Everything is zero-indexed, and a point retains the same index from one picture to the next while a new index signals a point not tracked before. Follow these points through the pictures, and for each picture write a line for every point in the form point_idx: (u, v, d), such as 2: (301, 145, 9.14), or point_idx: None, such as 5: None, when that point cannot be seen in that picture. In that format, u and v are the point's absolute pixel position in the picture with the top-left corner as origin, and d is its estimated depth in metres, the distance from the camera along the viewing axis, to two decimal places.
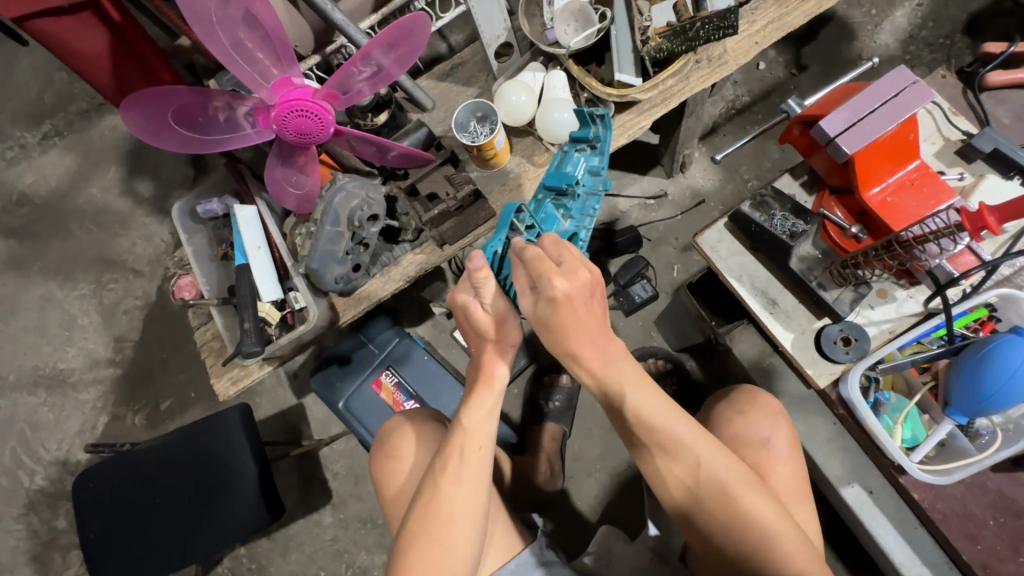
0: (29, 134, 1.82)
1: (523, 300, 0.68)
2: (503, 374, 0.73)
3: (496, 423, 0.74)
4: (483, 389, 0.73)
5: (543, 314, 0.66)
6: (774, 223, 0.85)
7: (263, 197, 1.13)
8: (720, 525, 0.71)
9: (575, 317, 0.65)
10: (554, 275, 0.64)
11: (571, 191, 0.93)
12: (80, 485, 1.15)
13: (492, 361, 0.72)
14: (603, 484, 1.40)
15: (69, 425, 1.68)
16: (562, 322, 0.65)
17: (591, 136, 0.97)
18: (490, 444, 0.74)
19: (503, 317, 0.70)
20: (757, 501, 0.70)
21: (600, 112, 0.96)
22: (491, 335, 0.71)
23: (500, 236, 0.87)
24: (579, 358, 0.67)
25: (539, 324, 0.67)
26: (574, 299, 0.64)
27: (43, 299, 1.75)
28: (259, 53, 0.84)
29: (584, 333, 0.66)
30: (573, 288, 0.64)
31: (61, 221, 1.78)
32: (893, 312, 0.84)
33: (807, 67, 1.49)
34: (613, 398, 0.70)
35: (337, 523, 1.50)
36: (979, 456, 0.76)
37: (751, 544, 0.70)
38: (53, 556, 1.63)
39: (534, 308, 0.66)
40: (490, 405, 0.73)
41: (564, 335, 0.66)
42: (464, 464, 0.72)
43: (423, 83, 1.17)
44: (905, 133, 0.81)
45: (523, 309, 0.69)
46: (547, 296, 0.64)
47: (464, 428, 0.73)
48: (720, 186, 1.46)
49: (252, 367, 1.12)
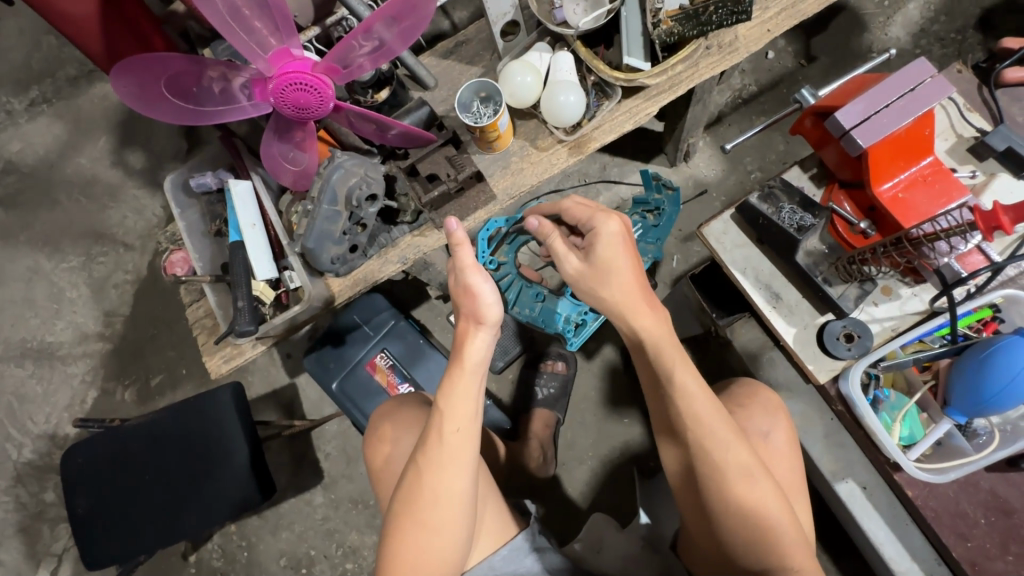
0: (15, 100, 1.76)
1: (570, 257, 0.72)
2: (476, 352, 0.70)
3: (478, 405, 0.71)
4: (457, 370, 0.70)
5: (594, 255, 0.70)
6: (782, 216, 0.83)
7: (259, 172, 1.10)
8: (716, 507, 0.70)
9: (625, 254, 0.70)
10: (605, 216, 0.71)
11: None
12: (68, 461, 1.14)
13: (464, 337, 0.70)
14: (594, 471, 1.41)
15: (58, 398, 1.67)
16: (616, 257, 0.69)
17: (652, 201, 1.12)
18: (470, 425, 0.71)
19: (481, 295, 0.67)
20: (751, 489, 0.69)
21: (668, 185, 1.09)
22: (464, 309, 0.69)
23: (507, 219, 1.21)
24: (634, 307, 0.69)
25: (592, 272, 0.70)
26: (624, 235, 0.70)
27: (30, 271, 1.72)
28: (256, 22, 0.81)
29: (632, 272, 0.70)
30: (623, 228, 0.71)
31: (49, 191, 1.74)
32: (896, 309, 0.83)
33: (816, 58, 1.47)
34: (654, 365, 0.70)
35: (328, 503, 1.50)
36: (977, 456, 0.76)
37: (743, 532, 0.69)
38: (41, 529, 1.63)
39: (587, 252, 0.71)
40: (467, 385, 0.70)
41: (625, 273, 0.69)
42: (443, 448, 0.70)
43: (425, 60, 1.14)
44: (920, 128, 0.79)
45: (570, 266, 0.72)
46: (598, 236, 0.70)
47: (441, 410, 0.70)
48: (723, 176, 1.45)
49: (245, 347, 1.11)
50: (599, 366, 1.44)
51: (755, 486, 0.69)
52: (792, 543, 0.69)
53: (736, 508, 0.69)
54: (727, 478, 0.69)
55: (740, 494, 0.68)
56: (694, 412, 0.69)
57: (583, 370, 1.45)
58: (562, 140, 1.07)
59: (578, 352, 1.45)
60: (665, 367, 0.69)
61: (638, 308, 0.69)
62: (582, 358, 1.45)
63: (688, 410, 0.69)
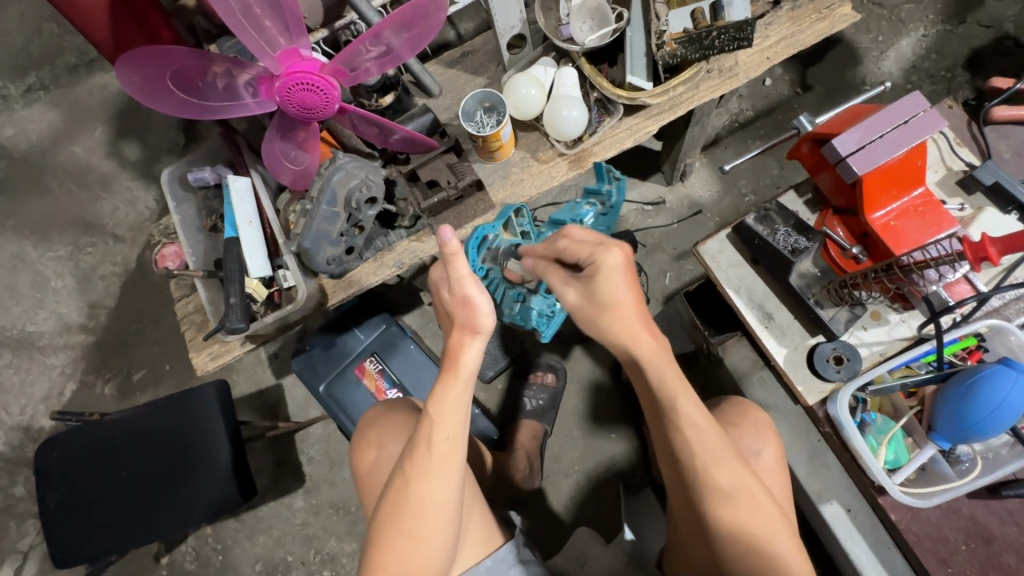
0: (11, 85, 1.74)
1: (569, 290, 0.73)
2: (470, 360, 0.70)
3: (468, 414, 0.71)
4: (449, 377, 0.70)
5: (595, 289, 0.70)
6: (777, 238, 0.85)
7: (258, 169, 1.10)
8: (716, 532, 0.70)
9: (625, 286, 0.68)
10: (602, 247, 0.69)
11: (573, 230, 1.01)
12: (43, 453, 1.11)
13: (459, 344, 0.69)
14: (579, 485, 1.40)
15: (35, 390, 1.63)
16: (617, 294, 0.68)
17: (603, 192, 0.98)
18: (460, 434, 0.71)
19: (477, 304, 0.67)
20: (750, 514, 0.69)
21: (615, 174, 0.97)
22: (459, 318, 0.69)
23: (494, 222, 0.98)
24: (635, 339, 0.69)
25: (593, 304, 0.70)
26: (626, 269, 0.69)
27: (15, 258, 1.69)
28: (267, 20, 0.81)
29: (635, 305, 0.69)
30: (624, 259, 0.69)
31: (39, 178, 1.72)
32: (885, 334, 0.85)
33: (812, 87, 1.51)
34: (661, 401, 0.70)
35: (308, 508, 1.47)
36: (960, 482, 0.78)
37: (737, 556, 0.69)
38: (7, 524, 1.58)
39: (588, 286, 0.70)
40: (458, 394, 0.70)
41: (620, 310, 0.68)
42: (431, 455, 0.70)
43: (430, 68, 1.15)
44: (913, 160, 0.81)
45: (570, 298, 0.73)
46: (597, 269, 0.69)
47: (432, 418, 0.69)
48: (718, 198, 1.47)
49: (233, 345, 1.09)
50: (589, 379, 1.45)
51: (748, 508, 0.69)
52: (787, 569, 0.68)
53: (737, 533, 0.69)
54: (724, 500, 0.69)
55: (739, 519, 0.68)
56: (703, 443, 0.69)
57: (572, 382, 1.45)
58: (562, 154, 1.09)
59: (568, 364, 1.46)
60: (670, 401, 0.69)
61: (643, 347, 0.69)
62: (572, 371, 1.45)
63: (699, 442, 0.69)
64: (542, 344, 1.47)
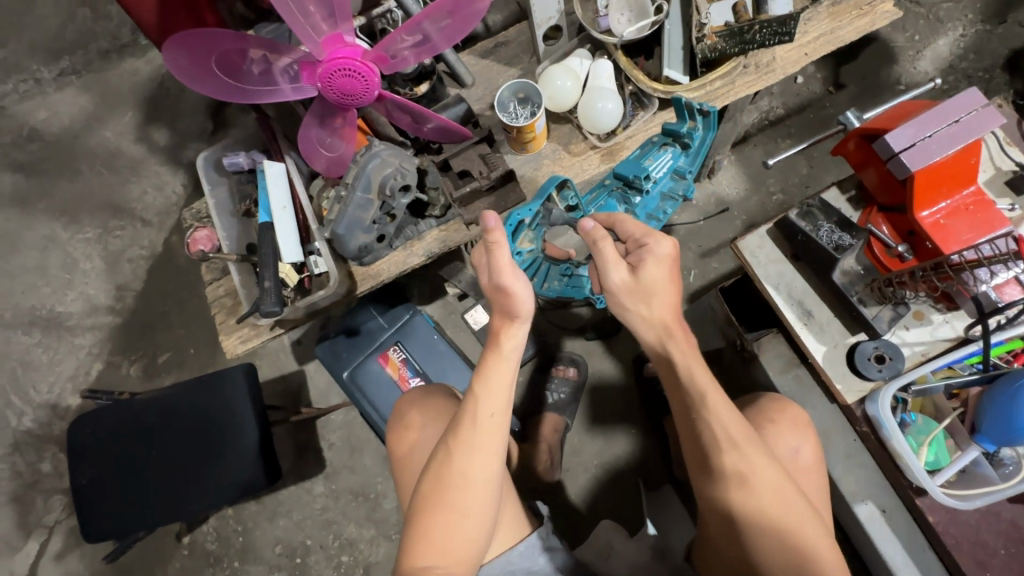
0: (45, 68, 1.77)
1: (618, 268, 0.72)
2: (512, 341, 0.74)
3: (513, 394, 0.74)
4: (493, 357, 0.74)
5: (645, 275, 0.72)
6: (820, 234, 0.84)
7: (292, 155, 1.11)
8: (749, 526, 0.69)
9: (665, 274, 0.73)
10: (660, 236, 0.74)
11: (640, 184, 0.99)
12: (77, 429, 1.14)
13: (503, 328, 0.74)
14: (600, 480, 1.40)
15: (62, 368, 1.66)
16: (659, 278, 0.72)
17: (685, 132, 0.99)
18: (504, 413, 0.73)
19: (517, 293, 0.71)
20: (786, 504, 0.69)
21: (703, 110, 0.97)
22: (501, 306, 0.73)
23: (531, 205, 1.00)
24: (669, 326, 0.71)
25: (637, 290, 0.72)
26: (672, 259, 0.73)
27: (46, 239, 1.72)
28: (311, 6, 0.81)
29: (670, 290, 0.72)
30: (671, 251, 0.74)
31: (71, 160, 1.75)
32: (927, 335, 0.84)
33: (844, 86, 1.49)
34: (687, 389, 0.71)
35: (327, 493, 1.49)
36: (1003, 485, 0.77)
37: (782, 556, 0.67)
38: (34, 499, 1.61)
39: (640, 269, 0.72)
40: (502, 374, 0.73)
41: (661, 297, 0.72)
42: (477, 433, 0.71)
43: (464, 58, 1.15)
44: (968, 156, 0.80)
45: (616, 277, 0.72)
46: (650, 252, 0.73)
47: (477, 394, 0.72)
48: (746, 195, 1.46)
49: (263, 329, 1.11)
50: (611, 376, 1.44)
51: (786, 499, 0.69)
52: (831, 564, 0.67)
53: (770, 526, 0.68)
54: (762, 492, 0.68)
55: (774, 508, 0.68)
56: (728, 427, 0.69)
57: (593, 377, 1.45)
58: (595, 147, 1.08)
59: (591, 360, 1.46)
60: (698, 388, 0.70)
61: (675, 337, 0.71)
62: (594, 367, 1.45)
63: (724, 426, 0.69)
64: (566, 338, 1.47)
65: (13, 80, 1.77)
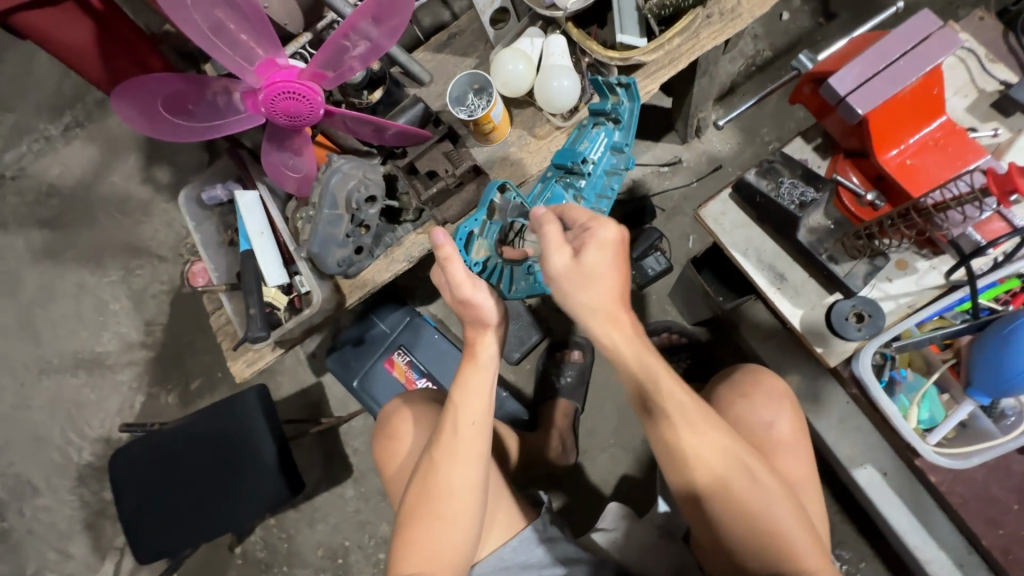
0: (51, 126, 1.87)
1: (559, 252, 0.68)
2: (488, 347, 0.75)
3: (491, 400, 0.75)
4: (469, 364, 0.75)
5: (586, 259, 0.67)
6: (782, 193, 0.82)
7: (264, 181, 1.13)
8: (722, 514, 0.71)
9: (609, 262, 0.68)
10: (603, 220, 0.69)
11: (580, 170, 0.92)
12: (116, 462, 1.22)
13: (475, 337, 0.74)
14: (618, 458, 1.39)
15: (109, 404, 1.79)
16: (602, 265, 0.68)
17: (610, 108, 0.93)
18: (484, 419, 0.74)
19: (476, 301, 0.70)
20: (760, 492, 0.71)
21: (621, 82, 0.92)
22: (469, 316, 0.73)
23: (477, 215, 0.86)
24: (617, 319, 0.69)
25: (576, 276, 0.68)
26: (618, 244, 0.69)
27: (77, 287, 1.83)
28: (242, 35, 0.83)
29: (613, 278, 0.68)
30: (617, 235, 0.69)
31: (88, 210, 1.85)
32: (913, 284, 0.81)
33: (836, 15, 1.38)
34: (646, 389, 0.70)
35: (358, 496, 1.55)
36: (1001, 439, 0.81)
37: (754, 539, 0.71)
38: (104, 524, 1.76)
39: (581, 253, 0.68)
40: (479, 381, 0.74)
41: (601, 285, 0.68)
42: (459, 443, 0.72)
43: (419, 55, 1.13)
44: (931, 88, 0.77)
45: (555, 262, 0.68)
46: (592, 237, 0.68)
47: (456, 404, 0.73)
48: (739, 149, 1.39)
49: (265, 351, 1.15)
50: None
51: (760, 487, 0.71)
52: (803, 543, 0.70)
53: (746, 513, 0.70)
54: (734, 481, 0.70)
55: (748, 497, 0.70)
56: (693, 419, 0.70)
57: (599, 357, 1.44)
58: (560, 127, 1.05)
59: None
60: (654, 384, 0.69)
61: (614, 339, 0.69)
62: None
63: (688, 418, 0.70)
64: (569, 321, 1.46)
65: (26, 141, 1.88)
